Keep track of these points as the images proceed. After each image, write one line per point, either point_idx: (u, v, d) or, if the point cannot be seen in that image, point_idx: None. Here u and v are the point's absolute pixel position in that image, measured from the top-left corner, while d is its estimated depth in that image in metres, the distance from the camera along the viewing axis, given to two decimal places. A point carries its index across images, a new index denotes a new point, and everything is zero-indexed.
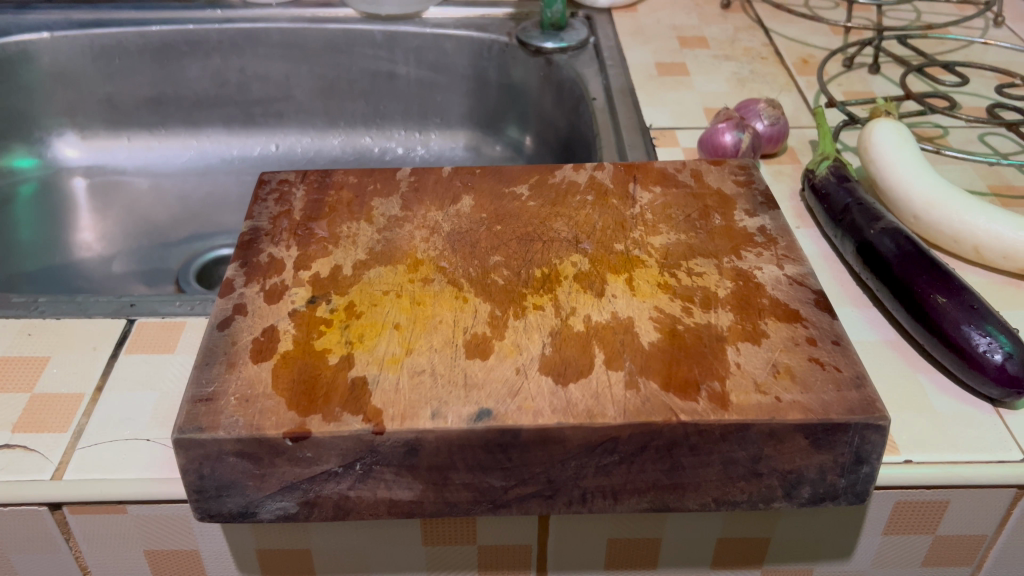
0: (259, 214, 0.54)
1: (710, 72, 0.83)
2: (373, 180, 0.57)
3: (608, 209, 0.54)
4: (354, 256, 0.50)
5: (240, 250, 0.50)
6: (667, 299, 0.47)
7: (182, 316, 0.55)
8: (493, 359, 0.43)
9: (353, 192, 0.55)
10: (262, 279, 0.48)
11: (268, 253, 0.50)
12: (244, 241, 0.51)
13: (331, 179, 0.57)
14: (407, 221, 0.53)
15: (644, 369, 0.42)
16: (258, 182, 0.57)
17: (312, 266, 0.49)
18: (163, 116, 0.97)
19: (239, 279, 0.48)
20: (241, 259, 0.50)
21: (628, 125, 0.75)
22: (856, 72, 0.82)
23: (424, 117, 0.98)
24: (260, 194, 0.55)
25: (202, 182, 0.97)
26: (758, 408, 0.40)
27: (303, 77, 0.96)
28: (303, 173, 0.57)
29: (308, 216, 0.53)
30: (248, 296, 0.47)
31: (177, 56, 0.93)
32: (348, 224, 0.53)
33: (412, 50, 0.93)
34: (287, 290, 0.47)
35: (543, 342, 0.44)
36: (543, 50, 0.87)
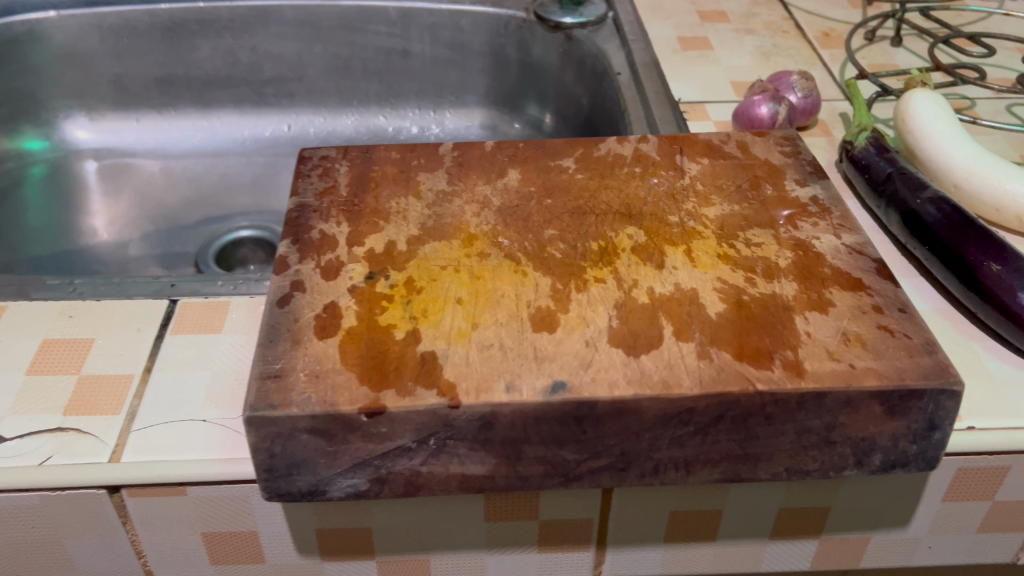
0: (304, 191, 0.53)
1: (733, 46, 0.82)
2: (416, 156, 0.56)
3: (657, 181, 0.54)
4: (407, 231, 0.49)
5: (290, 227, 0.50)
6: (728, 269, 0.47)
7: (226, 295, 0.54)
8: (561, 332, 0.43)
9: (397, 168, 0.55)
10: (316, 255, 0.48)
11: (319, 229, 0.50)
12: (292, 217, 0.50)
13: (373, 155, 0.56)
14: (455, 196, 0.52)
15: (715, 340, 0.42)
16: (299, 158, 0.56)
17: (365, 242, 0.48)
18: (172, 97, 0.95)
19: (293, 257, 0.47)
20: (292, 236, 0.49)
21: (656, 100, 0.74)
22: (879, 45, 0.82)
23: (439, 95, 0.96)
24: (302, 171, 0.54)
25: (214, 164, 0.96)
26: (834, 375, 0.40)
27: (315, 56, 0.94)
28: (344, 149, 0.56)
29: (355, 193, 0.52)
30: (304, 273, 0.46)
31: (188, 36, 0.91)
32: (397, 199, 0.52)
33: (427, 26, 0.92)
34: (343, 266, 0.47)
35: (609, 315, 0.44)
36: (562, 25, 0.87)
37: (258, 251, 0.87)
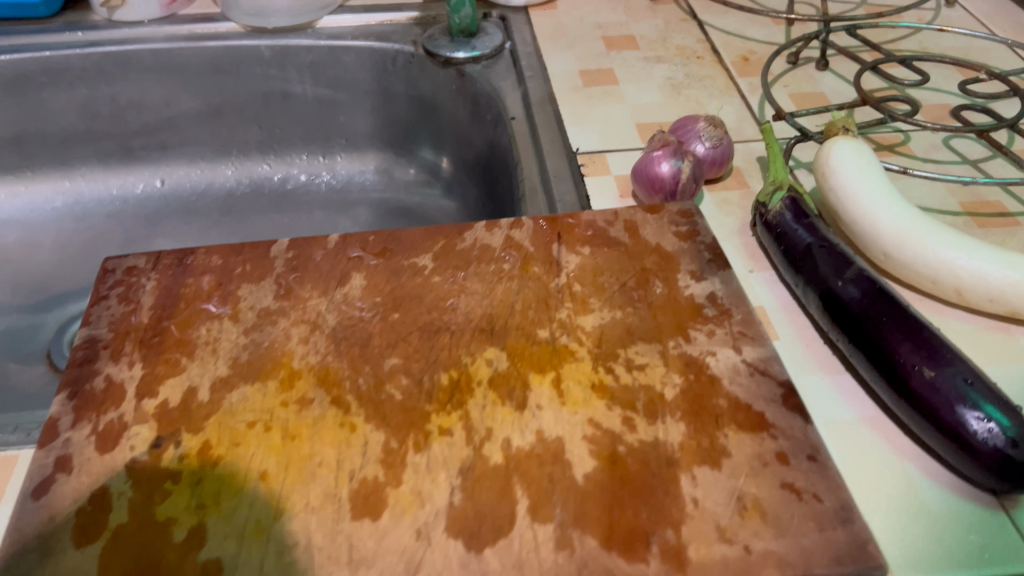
0: (97, 318, 0.43)
1: (641, 78, 0.73)
2: (242, 260, 0.46)
3: (529, 283, 0.45)
4: (214, 372, 0.40)
5: (70, 372, 0.40)
6: (602, 406, 0.38)
7: (11, 449, 0.39)
8: (386, 519, 0.33)
9: (217, 279, 0.45)
10: (95, 415, 0.38)
11: (106, 374, 0.40)
12: (75, 360, 0.41)
13: (190, 264, 0.46)
14: (281, 315, 0.43)
15: (579, 518, 0.33)
16: (100, 273, 0.46)
17: (160, 392, 0.39)
18: (27, 156, 0.84)
19: (66, 419, 0.38)
20: (69, 388, 0.39)
21: (551, 150, 0.65)
22: (803, 69, 0.73)
23: (327, 140, 0.87)
24: (100, 291, 0.45)
25: (80, 229, 0.86)
26: (724, 566, 0.32)
27: (185, 103, 0.84)
28: (156, 257, 0.47)
29: (159, 319, 0.43)
30: (75, 443, 0.37)
31: (35, 88, 0.79)
32: (209, 324, 0.43)
33: (306, 65, 0.82)
34: (125, 431, 0.37)
35: (450, 486, 0.35)
36: (453, 61, 0.77)
37: None
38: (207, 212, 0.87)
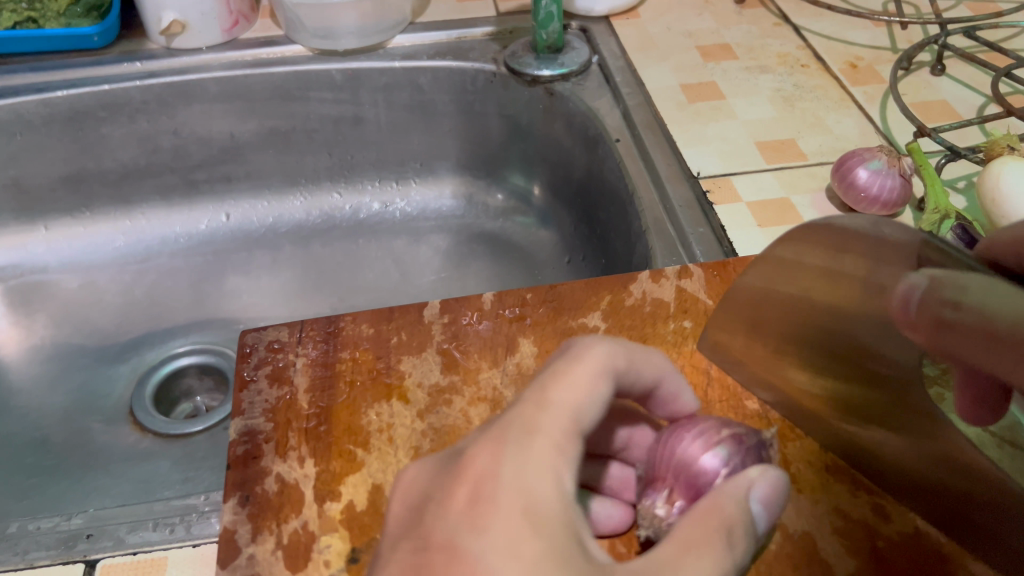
0: (250, 406, 0.45)
1: (748, 91, 0.69)
2: (393, 329, 0.48)
3: (714, 374, 0.46)
4: (395, 466, 0.42)
5: (235, 473, 0.42)
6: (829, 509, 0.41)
7: None
8: None
9: (373, 349, 0.47)
10: (274, 523, 0.40)
11: (276, 474, 0.42)
12: (238, 457, 0.43)
13: (339, 331, 0.48)
14: (454, 393, 0.45)
15: None
16: (241, 352, 0.48)
17: (341, 494, 0.41)
18: (86, 198, 0.79)
19: (244, 531, 0.40)
20: (239, 491, 0.41)
21: (671, 176, 0.60)
22: (918, 75, 0.69)
23: (401, 164, 0.82)
24: (246, 375, 0.46)
25: (142, 273, 0.81)
26: None
27: (250, 132, 0.78)
28: (295, 331, 0.48)
29: (316, 402, 0.45)
30: (261, 559, 0.39)
31: (95, 124, 0.74)
32: (375, 408, 0.45)
33: (379, 88, 0.76)
34: (314, 542, 0.39)
35: None
36: (540, 79, 0.72)
37: (206, 378, 0.74)
38: (277, 246, 0.82)
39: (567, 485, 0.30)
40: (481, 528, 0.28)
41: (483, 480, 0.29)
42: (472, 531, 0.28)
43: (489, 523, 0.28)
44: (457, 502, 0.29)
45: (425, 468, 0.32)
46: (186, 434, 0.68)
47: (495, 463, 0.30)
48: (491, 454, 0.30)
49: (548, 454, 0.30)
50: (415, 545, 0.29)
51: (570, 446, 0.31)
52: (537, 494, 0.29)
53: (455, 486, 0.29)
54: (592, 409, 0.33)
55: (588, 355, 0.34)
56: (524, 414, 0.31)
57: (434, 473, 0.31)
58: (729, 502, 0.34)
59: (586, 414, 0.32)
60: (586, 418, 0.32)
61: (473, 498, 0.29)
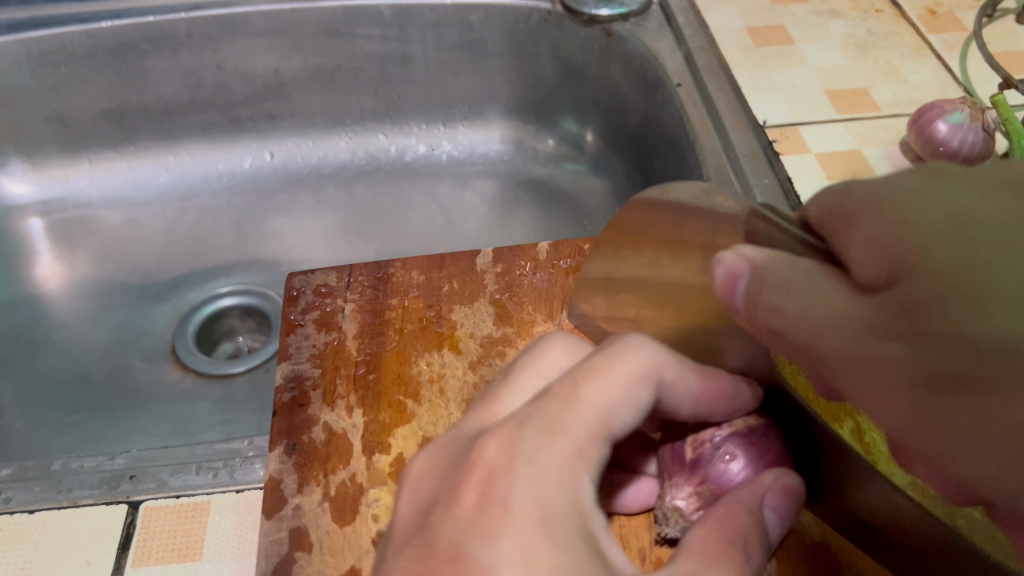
0: (298, 351, 0.44)
1: (818, 36, 0.65)
2: (446, 276, 0.47)
3: None
4: (445, 418, 0.41)
5: (281, 421, 0.41)
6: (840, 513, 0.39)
7: None
8: None
9: (423, 297, 0.46)
10: (321, 474, 0.40)
11: (323, 423, 0.41)
12: (285, 404, 0.42)
13: (388, 277, 0.47)
14: (508, 345, 0.44)
15: None
16: (289, 295, 0.46)
17: (390, 446, 0.40)
18: (129, 131, 0.78)
19: (289, 481, 0.40)
20: (286, 438, 0.41)
21: (735, 124, 0.57)
22: (1001, 22, 0.65)
23: (448, 106, 0.80)
24: (294, 318, 0.45)
25: (185, 210, 0.80)
26: None
27: (296, 68, 0.76)
28: (344, 275, 0.47)
29: (365, 349, 0.44)
30: (306, 512, 0.39)
31: (138, 57, 0.72)
32: (427, 358, 0.43)
33: (429, 25, 0.73)
34: (361, 495, 0.39)
35: None
36: (596, 19, 0.69)
37: (248, 319, 0.74)
38: (321, 188, 0.81)
39: (585, 493, 0.28)
40: (490, 535, 0.25)
41: (494, 476, 0.27)
42: (482, 535, 0.25)
43: (500, 531, 0.25)
44: (465, 504, 0.26)
45: (434, 461, 0.30)
46: (227, 374, 0.67)
47: (510, 460, 0.27)
48: (503, 450, 0.28)
49: (567, 457, 0.28)
50: (420, 548, 0.26)
51: (594, 450, 0.29)
52: (552, 500, 0.27)
53: (463, 488, 0.27)
54: (626, 410, 0.30)
55: (634, 351, 0.31)
56: (549, 409, 0.29)
57: (438, 475, 0.29)
58: (743, 510, 0.34)
59: (617, 418, 0.30)
60: (616, 419, 0.30)
61: (483, 502, 0.26)
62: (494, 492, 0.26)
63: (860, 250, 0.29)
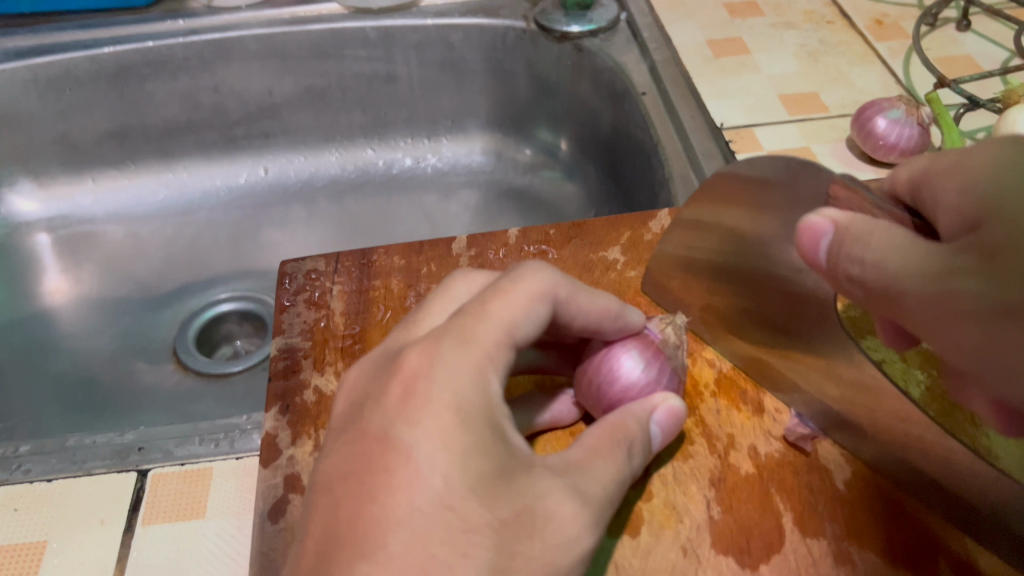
0: (289, 326, 0.48)
1: (773, 47, 0.70)
2: (424, 259, 0.51)
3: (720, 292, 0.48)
4: None
5: (277, 385, 0.45)
6: (755, 445, 0.43)
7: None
8: (646, 535, 0.40)
9: (404, 280, 0.50)
10: (312, 429, 0.44)
11: (314, 386, 0.45)
12: (279, 370, 0.46)
13: (371, 263, 0.51)
14: None
15: (852, 530, 0.39)
16: (281, 279, 0.50)
17: None
18: (130, 151, 0.82)
19: (284, 436, 0.43)
20: (280, 400, 0.45)
21: (694, 126, 0.62)
22: (943, 31, 0.70)
23: (433, 122, 0.85)
24: (286, 295, 0.49)
25: (185, 224, 0.84)
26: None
27: (288, 88, 0.80)
28: (332, 261, 0.51)
29: (351, 323, 0.48)
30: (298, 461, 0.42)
31: (139, 80, 0.77)
32: None
33: (412, 46, 0.78)
34: None
35: (707, 501, 0.41)
36: (568, 35, 0.73)
37: (245, 324, 0.77)
38: (313, 201, 0.86)
39: (494, 387, 0.31)
40: (412, 422, 0.29)
41: (415, 379, 0.30)
42: (405, 424, 0.29)
43: (417, 417, 0.29)
44: (391, 396, 0.30)
45: (361, 371, 0.33)
46: (227, 374, 0.71)
47: (427, 364, 0.31)
48: (423, 355, 0.31)
49: (479, 357, 0.31)
50: (353, 440, 0.29)
51: (504, 355, 0.33)
52: (464, 390, 0.30)
53: (389, 385, 0.30)
54: (529, 324, 0.34)
55: (530, 275, 0.35)
56: (462, 324, 0.33)
57: (372, 374, 0.32)
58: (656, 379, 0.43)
59: (520, 330, 0.34)
60: (519, 331, 0.34)
61: (406, 394, 0.30)
62: (413, 390, 0.30)
63: (952, 202, 0.34)
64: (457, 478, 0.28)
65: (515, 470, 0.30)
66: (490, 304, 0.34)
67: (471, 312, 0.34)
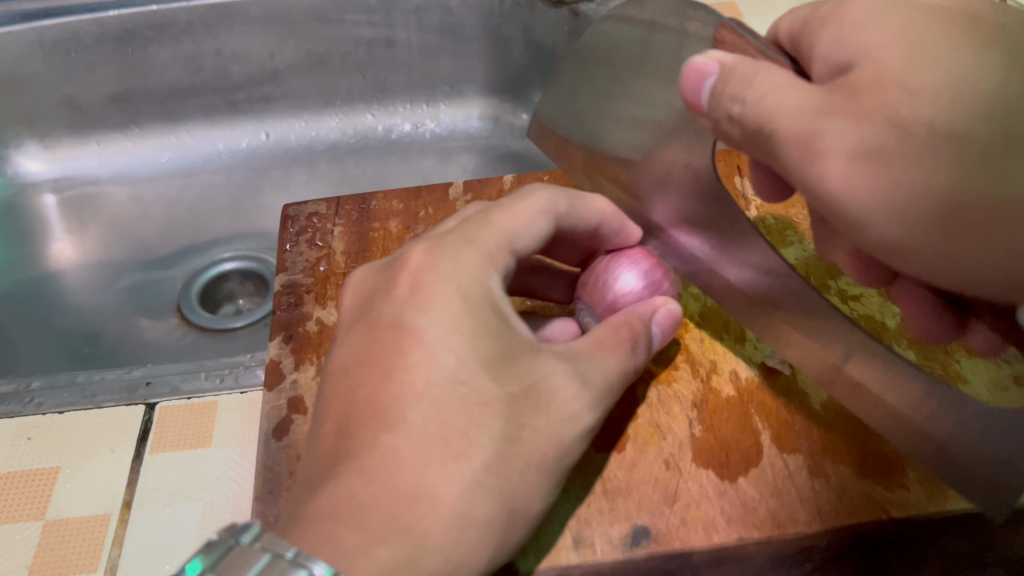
0: (292, 263, 0.50)
1: (765, 11, 0.71)
2: (421, 203, 0.53)
3: None
4: None
5: (280, 317, 0.47)
6: (737, 372, 0.48)
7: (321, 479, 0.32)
8: (632, 450, 0.45)
9: (402, 223, 0.52)
10: (315, 356, 0.45)
11: (316, 318, 0.47)
12: (282, 303, 0.47)
13: (371, 207, 0.53)
14: None
15: (823, 448, 0.44)
16: (283, 221, 0.52)
17: None
18: (134, 114, 0.83)
19: (288, 362, 0.45)
20: (283, 331, 0.46)
21: None
22: None
23: (431, 87, 0.86)
24: (290, 235, 0.51)
25: (187, 186, 0.86)
26: None
27: (289, 53, 0.81)
28: (332, 205, 0.53)
29: (352, 261, 0.50)
30: (301, 386, 0.44)
31: (142, 44, 0.78)
32: None
33: (412, 11, 0.79)
34: None
35: (688, 420, 0.46)
36: None
37: (247, 283, 0.79)
38: (313, 164, 0.87)
39: (492, 281, 0.37)
40: (423, 308, 0.35)
41: (421, 272, 0.36)
42: (415, 308, 0.35)
43: (426, 304, 0.35)
44: (401, 287, 0.36)
45: (368, 272, 0.39)
46: (230, 329, 0.72)
47: (432, 261, 0.37)
48: (429, 255, 0.37)
49: (479, 258, 0.37)
50: (368, 323, 0.36)
51: (502, 257, 0.39)
52: (467, 283, 0.36)
53: (398, 278, 0.37)
54: (527, 235, 0.40)
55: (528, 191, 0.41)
56: (467, 231, 0.39)
57: (381, 271, 0.38)
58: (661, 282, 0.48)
59: (520, 239, 0.40)
60: (520, 241, 0.40)
61: (414, 286, 0.36)
62: (422, 281, 0.36)
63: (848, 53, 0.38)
64: (465, 356, 0.34)
65: (521, 351, 0.36)
66: (492, 217, 0.40)
67: (476, 221, 0.40)
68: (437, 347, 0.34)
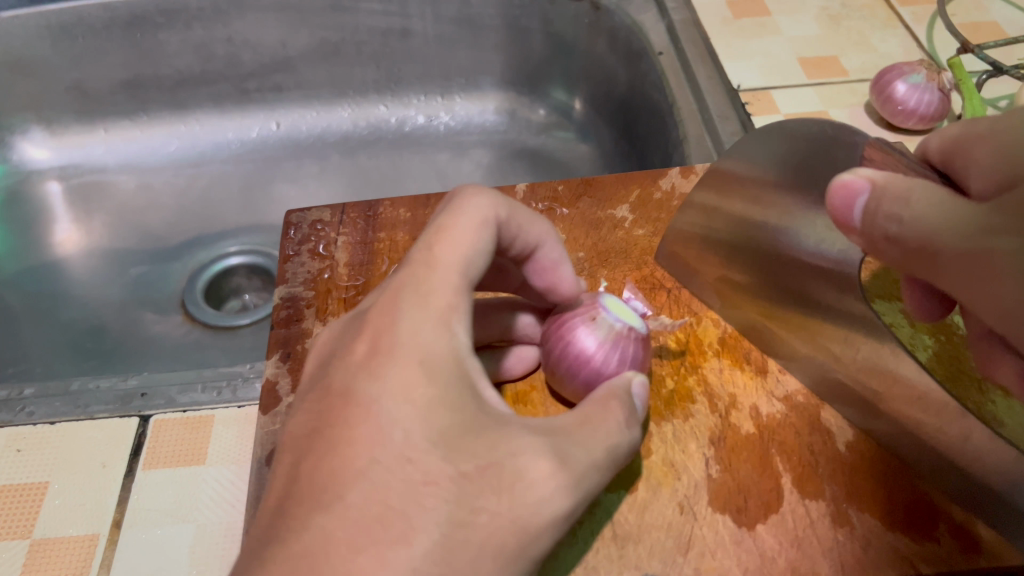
0: (295, 274, 0.48)
1: (795, 9, 0.69)
2: (429, 212, 0.51)
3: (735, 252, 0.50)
4: None
5: (279, 332, 0.46)
6: (758, 411, 0.46)
7: None
8: (645, 490, 0.44)
9: (409, 232, 0.50)
10: None
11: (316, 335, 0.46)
12: (283, 317, 0.46)
13: (378, 215, 0.51)
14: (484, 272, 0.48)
15: (849, 495, 0.43)
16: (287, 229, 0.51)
17: None
18: (143, 101, 0.82)
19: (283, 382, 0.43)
20: (280, 348, 0.45)
21: (710, 89, 0.61)
22: None
23: (447, 79, 0.84)
24: (293, 245, 0.50)
25: (196, 175, 0.84)
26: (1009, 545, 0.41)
27: (302, 41, 0.79)
28: (339, 212, 0.52)
29: (356, 274, 0.48)
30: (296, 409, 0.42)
31: (152, 29, 0.76)
32: None
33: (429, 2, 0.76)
34: None
35: (705, 458, 0.44)
36: None
37: (254, 278, 0.78)
38: (325, 156, 0.85)
39: (460, 340, 0.33)
40: (374, 375, 0.31)
41: (378, 335, 0.33)
42: (367, 377, 0.31)
43: (381, 372, 0.31)
44: (357, 354, 0.32)
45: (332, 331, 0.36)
46: (235, 327, 0.71)
47: (389, 321, 0.33)
48: (387, 308, 0.33)
49: (435, 312, 0.33)
50: (326, 390, 0.32)
51: (462, 302, 0.34)
52: (428, 344, 0.32)
53: (355, 341, 0.33)
54: (478, 257, 0.35)
55: (468, 208, 0.36)
56: (416, 276, 0.34)
57: (346, 328, 0.35)
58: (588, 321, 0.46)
59: (473, 268, 0.35)
60: (471, 267, 0.35)
61: (373, 350, 0.32)
62: (379, 343, 0.32)
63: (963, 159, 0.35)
64: (416, 433, 0.30)
65: (486, 427, 0.32)
66: (435, 249, 0.35)
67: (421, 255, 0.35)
68: (386, 425, 0.30)
